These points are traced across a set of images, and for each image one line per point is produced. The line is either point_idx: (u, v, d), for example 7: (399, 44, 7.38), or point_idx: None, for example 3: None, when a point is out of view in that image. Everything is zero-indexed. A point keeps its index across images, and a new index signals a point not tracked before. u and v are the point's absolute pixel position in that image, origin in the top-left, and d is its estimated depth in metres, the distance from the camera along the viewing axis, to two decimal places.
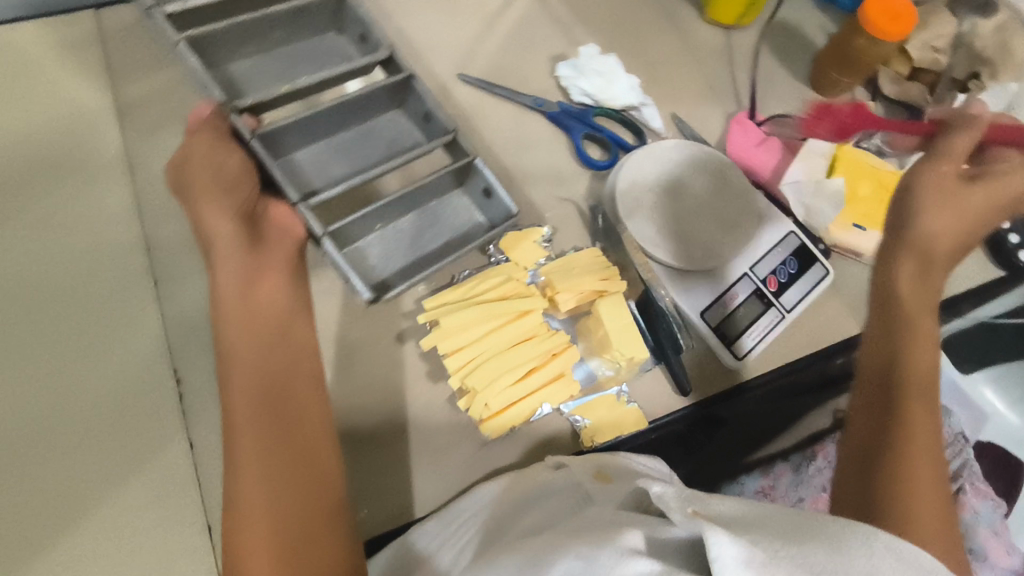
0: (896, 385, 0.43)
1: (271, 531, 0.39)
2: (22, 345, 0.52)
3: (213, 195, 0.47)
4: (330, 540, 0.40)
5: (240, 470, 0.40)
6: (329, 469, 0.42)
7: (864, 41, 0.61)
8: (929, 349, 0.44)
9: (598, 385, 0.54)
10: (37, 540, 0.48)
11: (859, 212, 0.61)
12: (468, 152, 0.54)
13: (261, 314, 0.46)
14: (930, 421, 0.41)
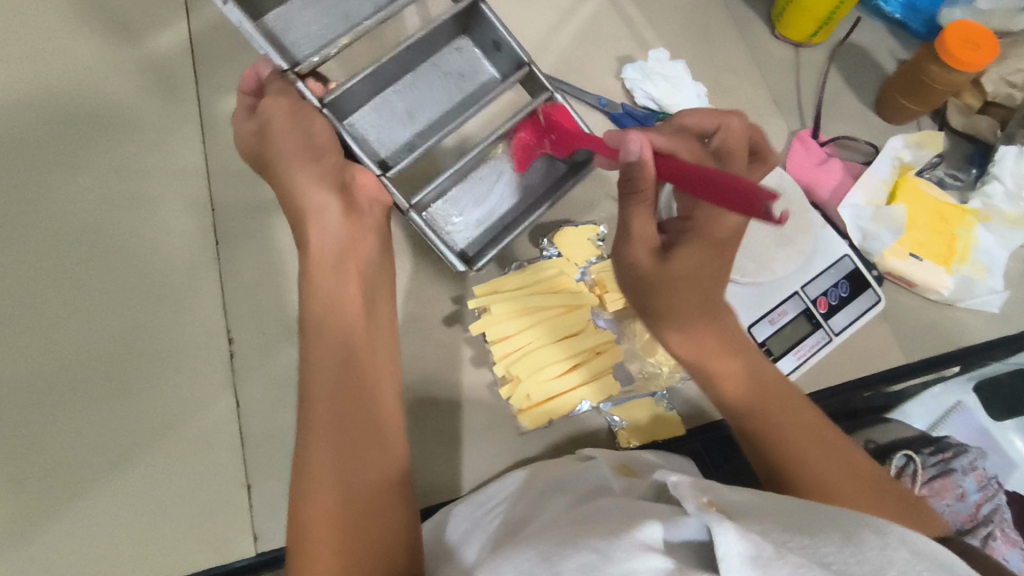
0: (769, 432, 0.43)
1: (342, 487, 0.40)
2: (91, 292, 0.55)
3: (305, 162, 0.47)
4: (397, 512, 0.41)
5: (308, 449, 0.41)
6: (402, 446, 0.44)
7: (935, 67, 0.60)
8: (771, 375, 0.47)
9: (635, 389, 0.54)
10: (88, 479, 0.50)
11: (917, 241, 0.60)
12: (546, 88, 0.52)
13: (346, 285, 0.47)
14: (794, 431, 0.43)
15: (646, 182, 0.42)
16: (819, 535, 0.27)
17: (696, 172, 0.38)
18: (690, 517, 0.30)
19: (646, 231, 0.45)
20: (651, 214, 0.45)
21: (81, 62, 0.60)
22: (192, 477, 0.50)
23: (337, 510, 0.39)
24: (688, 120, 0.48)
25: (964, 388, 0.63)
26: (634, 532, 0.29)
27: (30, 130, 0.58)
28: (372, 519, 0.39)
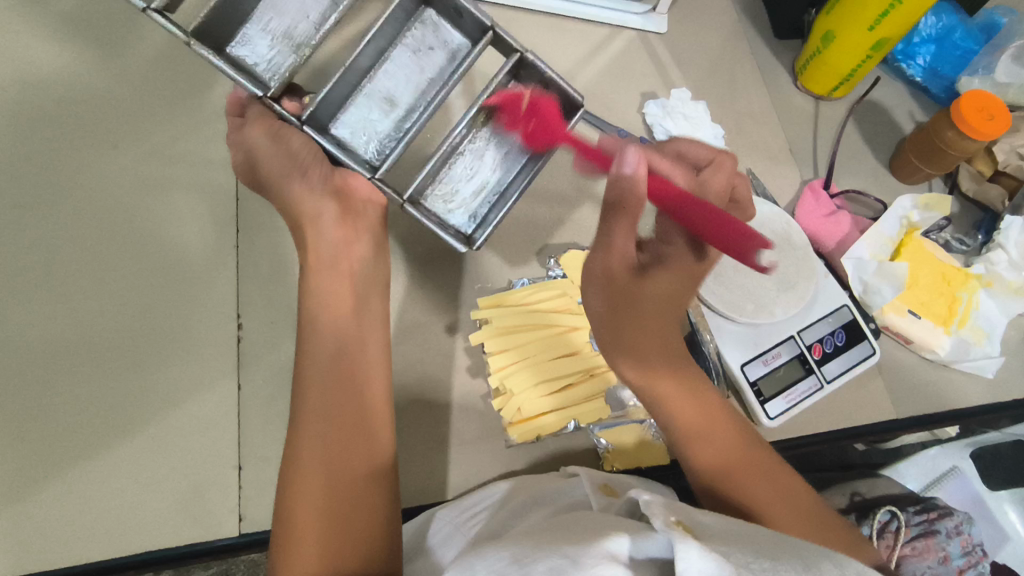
0: (735, 481, 0.44)
1: (329, 483, 0.41)
2: (113, 266, 0.57)
3: (291, 183, 0.47)
4: (378, 508, 0.41)
5: (298, 442, 0.42)
6: (382, 442, 0.44)
7: (951, 133, 0.61)
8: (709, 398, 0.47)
9: (625, 414, 0.55)
10: (87, 444, 0.51)
11: (917, 299, 0.61)
12: (517, 47, 0.46)
13: (338, 288, 0.47)
14: (737, 457, 0.45)
15: (637, 200, 0.43)
16: (779, 559, 0.29)
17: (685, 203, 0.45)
18: (658, 533, 0.31)
19: (612, 254, 0.45)
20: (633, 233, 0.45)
21: (131, 48, 0.63)
22: (187, 453, 0.52)
23: (317, 506, 0.40)
24: (682, 147, 0.52)
25: (960, 454, 0.65)
26: (603, 541, 0.30)
27: (77, 106, 0.61)
28: (352, 513, 0.40)
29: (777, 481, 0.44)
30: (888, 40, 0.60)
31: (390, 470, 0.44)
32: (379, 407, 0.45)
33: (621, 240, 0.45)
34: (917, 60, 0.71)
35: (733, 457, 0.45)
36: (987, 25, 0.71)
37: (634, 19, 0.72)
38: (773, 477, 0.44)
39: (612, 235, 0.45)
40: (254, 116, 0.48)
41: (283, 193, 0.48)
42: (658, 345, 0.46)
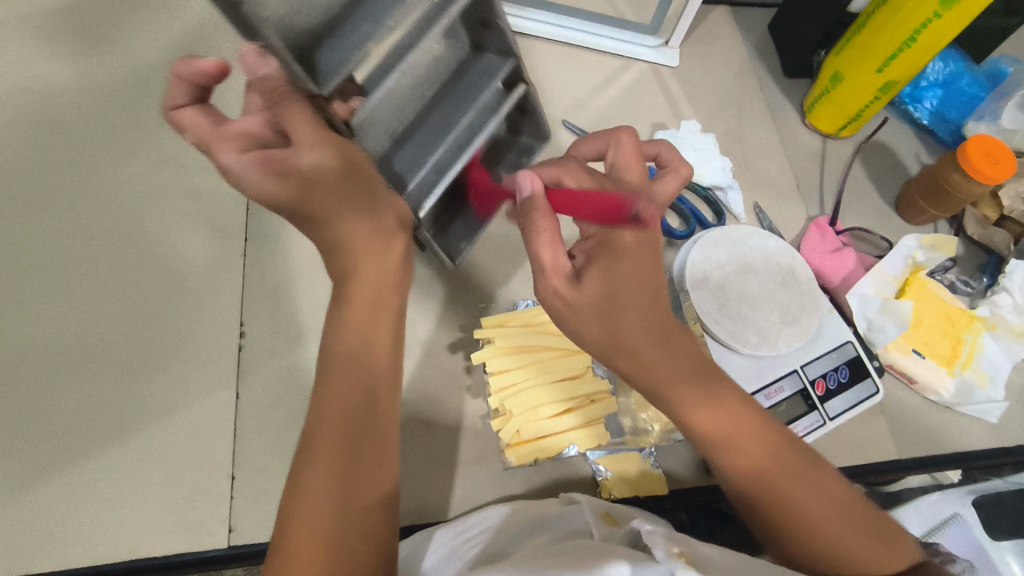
0: (778, 512, 0.40)
1: (334, 516, 0.35)
2: (121, 269, 0.57)
3: (365, 219, 0.41)
4: (383, 542, 0.36)
5: (308, 464, 0.36)
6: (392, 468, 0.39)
7: (957, 176, 0.62)
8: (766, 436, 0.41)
9: (624, 442, 0.54)
10: (81, 445, 0.51)
11: (921, 339, 0.61)
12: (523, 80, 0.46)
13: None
14: (799, 483, 0.40)
15: (540, 212, 0.42)
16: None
17: (576, 201, 0.42)
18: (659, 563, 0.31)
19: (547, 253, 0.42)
20: (560, 244, 0.42)
21: (159, 63, 0.66)
22: (180, 459, 0.51)
23: (320, 544, 0.34)
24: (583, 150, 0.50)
25: (962, 500, 0.57)
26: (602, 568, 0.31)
27: (101, 114, 0.63)
28: (356, 549, 0.35)
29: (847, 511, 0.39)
30: (894, 83, 0.62)
31: (395, 500, 0.39)
32: (391, 424, 0.40)
33: (550, 251, 0.42)
34: (924, 104, 0.72)
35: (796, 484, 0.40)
36: (994, 72, 0.72)
37: (646, 51, 0.73)
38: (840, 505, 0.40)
39: (537, 239, 0.42)
40: (305, 136, 0.37)
41: (343, 233, 0.41)
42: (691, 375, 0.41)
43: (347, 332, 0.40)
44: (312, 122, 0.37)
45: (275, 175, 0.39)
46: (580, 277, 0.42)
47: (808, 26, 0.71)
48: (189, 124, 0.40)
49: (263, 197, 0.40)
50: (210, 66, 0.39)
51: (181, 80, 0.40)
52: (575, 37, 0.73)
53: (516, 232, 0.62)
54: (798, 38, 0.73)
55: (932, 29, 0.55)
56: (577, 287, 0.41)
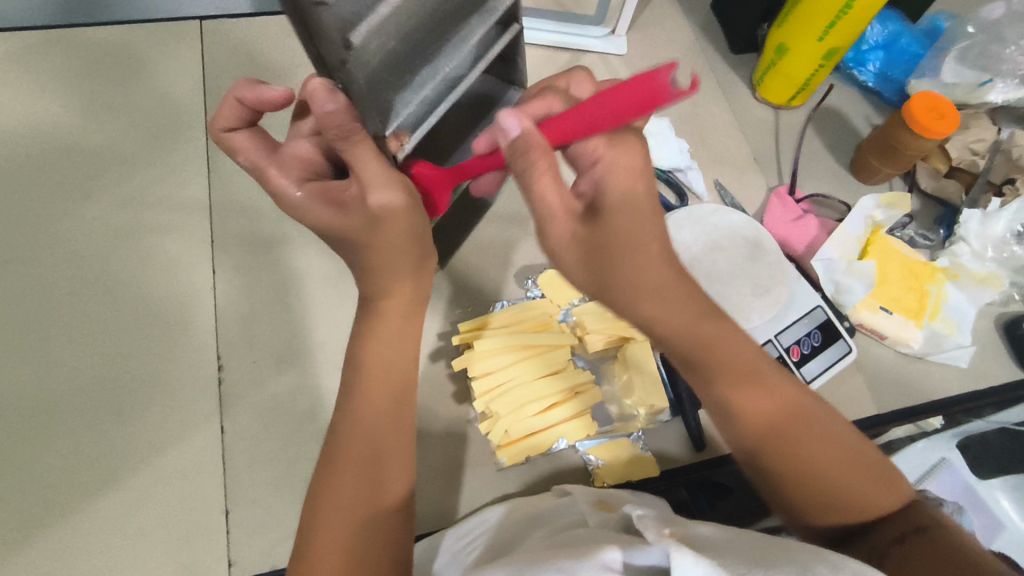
0: (781, 432, 0.39)
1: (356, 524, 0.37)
2: (91, 314, 0.57)
3: (412, 275, 0.41)
4: (400, 544, 0.38)
5: (334, 476, 0.38)
6: (397, 473, 0.40)
7: (905, 133, 0.63)
8: (767, 391, 0.40)
9: (613, 429, 0.55)
10: (69, 497, 0.51)
11: (888, 296, 0.63)
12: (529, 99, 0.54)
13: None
14: (816, 431, 0.40)
15: (538, 151, 0.38)
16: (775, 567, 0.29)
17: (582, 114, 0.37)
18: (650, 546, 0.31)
19: (554, 202, 0.39)
20: (563, 181, 0.39)
21: (107, 101, 0.65)
22: (173, 500, 0.51)
23: (342, 552, 0.36)
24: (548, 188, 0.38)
25: (948, 444, 0.60)
26: (598, 553, 0.31)
27: (54, 160, 0.62)
28: (375, 551, 0.37)
29: (854, 463, 0.39)
30: (838, 49, 0.63)
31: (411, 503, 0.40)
32: (395, 436, 0.40)
33: (549, 178, 0.39)
34: (868, 67, 0.74)
35: (808, 431, 0.39)
36: (930, 30, 0.74)
37: (594, 42, 0.74)
38: (857, 470, 0.39)
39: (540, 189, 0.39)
40: (372, 175, 0.39)
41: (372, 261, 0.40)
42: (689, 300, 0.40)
43: (366, 342, 0.41)
44: (380, 163, 0.39)
45: (335, 206, 0.40)
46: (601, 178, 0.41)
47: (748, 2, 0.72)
48: (242, 146, 0.41)
49: (314, 224, 0.41)
50: (274, 96, 0.39)
51: (241, 105, 0.40)
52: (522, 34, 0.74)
53: (484, 234, 0.62)
54: (741, 14, 0.74)
55: None
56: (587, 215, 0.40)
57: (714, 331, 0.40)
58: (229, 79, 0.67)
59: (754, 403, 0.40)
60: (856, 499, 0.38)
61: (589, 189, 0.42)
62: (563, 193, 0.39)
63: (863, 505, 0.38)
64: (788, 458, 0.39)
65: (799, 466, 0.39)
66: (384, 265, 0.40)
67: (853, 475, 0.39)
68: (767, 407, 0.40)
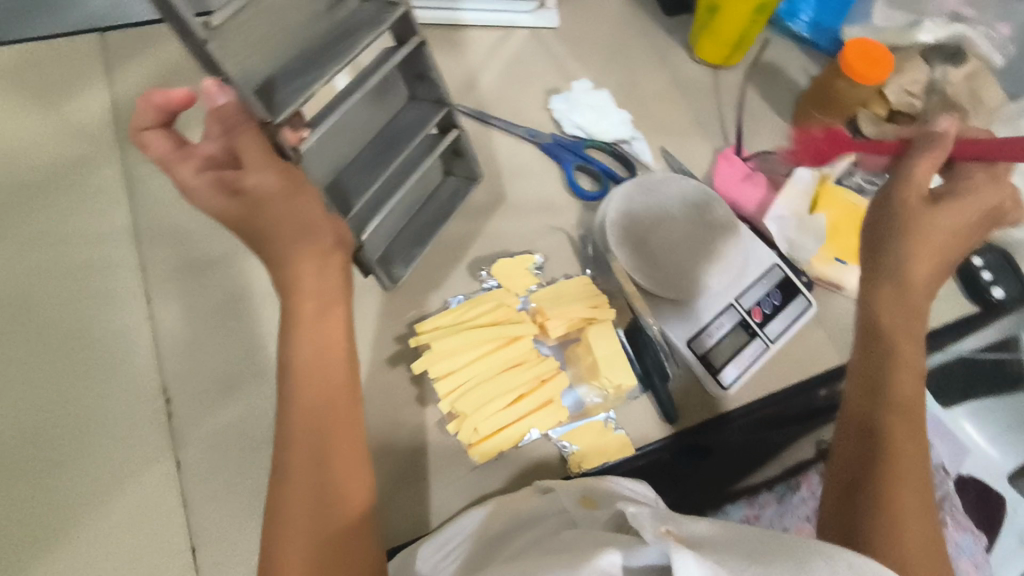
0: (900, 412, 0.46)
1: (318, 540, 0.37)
2: (18, 363, 0.53)
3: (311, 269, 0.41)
4: (367, 552, 0.38)
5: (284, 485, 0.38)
6: (355, 482, 0.39)
7: (844, 83, 0.63)
8: (914, 382, 0.47)
9: (585, 412, 0.54)
10: (19, 558, 0.48)
11: (843, 247, 0.63)
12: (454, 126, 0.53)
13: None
14: (910, 443, 0.45)
15: None
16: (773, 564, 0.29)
17: None
18: (650, 544, 0.32)
19: None
20: None
21: (8, 130, 0.60)
22: (132, 545, 0.49)
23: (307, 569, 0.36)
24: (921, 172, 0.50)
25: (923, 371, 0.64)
26: (595, 558, 0.30)
27: None
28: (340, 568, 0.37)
29: (914, 497, 0.43)
30: (769, 4, 0.63)
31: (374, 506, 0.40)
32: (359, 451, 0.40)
33: None
34: (801, 19, 0.74)
35: (907, 441, 0.45)
36: None
37: (523, 18, 0.72)
38: (874, 487, 0.43)
39: None
40: (253, 160, 0.38)
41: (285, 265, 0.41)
42: (910, 327, 0.49)
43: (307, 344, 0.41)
44: (262, 147, 0.38)
45: (226, 194, 0.39)
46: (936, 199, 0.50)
47: None
48: (155, 146, 0.40)
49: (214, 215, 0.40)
50: (179, 95, 0.39)
51: (148, 105, 0.39)
52: (447, 16, 0.71)
53: None
54: None
55: None
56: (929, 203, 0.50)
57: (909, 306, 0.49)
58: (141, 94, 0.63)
59: (871, 402, 0.47)
60: (885, 517, 0.41)
61: None
62: None
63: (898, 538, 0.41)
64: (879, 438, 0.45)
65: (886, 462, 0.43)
66: (290, 251, 0.41)
67: (916, 517, 0.42)
68: (903, 386, 0.47)
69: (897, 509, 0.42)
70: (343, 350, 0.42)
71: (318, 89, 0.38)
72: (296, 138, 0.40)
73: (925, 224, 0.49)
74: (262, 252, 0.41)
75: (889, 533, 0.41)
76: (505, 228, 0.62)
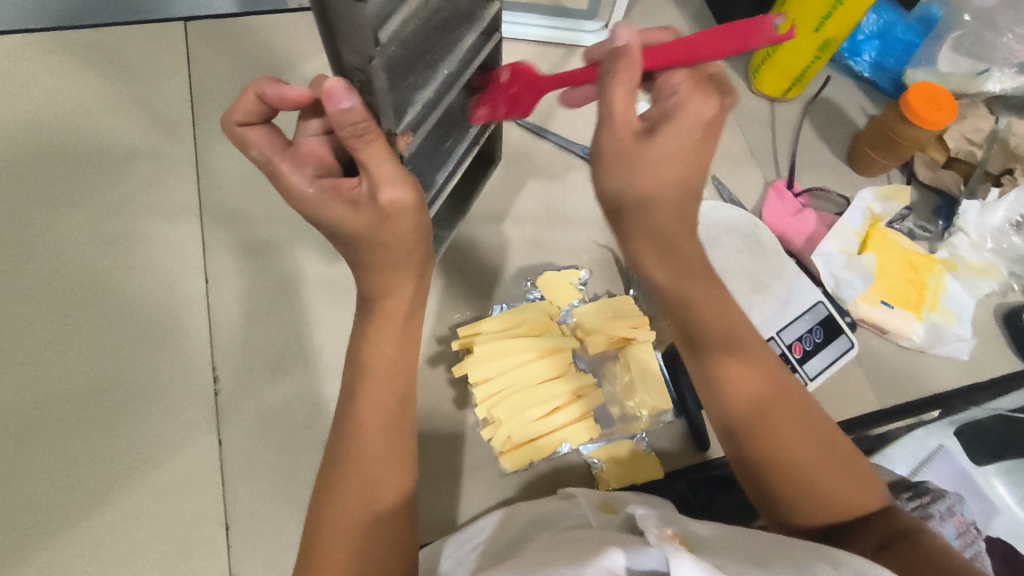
0: (742, 414, 0.41)
1: (360, 527, 0.37)
2: (80, 330, 0.55)
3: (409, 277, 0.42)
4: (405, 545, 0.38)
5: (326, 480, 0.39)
6: (395, 480, 0.39)
7: (903, 125, 0.63)
8: (737, 361, 0.42)
9: (615, 431, 0.55)
10: (65, 516, 0.50)
11: (889, 290, 0.62)
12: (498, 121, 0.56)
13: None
14: (796, 413, 0.41)
15: (629, 65, 0.37)
16: (775, 568, 0.30)
17: (692, 48, 0.39)
18: (652, 548, 0.32)
19: (618, 102, 0.38)
20: (636, 95, 0.38)
21: (90, 107, 0.63)
22: (170, 515, 0.50)
23: (345, 552, 0.36)
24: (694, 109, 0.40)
25: (944, 431, 0.61)
26: (601, 558, 0.31)
27: (38, 170, 0.60)
28: (382, 554, 0.37)
29: (824, 457, 0.39)
30: (833, 41, 0.63)
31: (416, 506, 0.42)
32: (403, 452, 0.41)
33: (622, 94, 0.38)
34: (863, 57, 0.73)
35: (785, 416, 0.40)
36: (925, 17, 0.73)
37: (586, 37, 0.73)
38: (775, 462, 0.39)
39: (612, 95, 0.38)
40: (385, 175, 0.38)
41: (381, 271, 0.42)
42: (706, 297, 0.43)
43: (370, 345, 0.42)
44: (392, 161, 0.38)
45: (348, 204, 0.39)
46: (653, 129, 0.40)
47: None
48: (255, 141, 0.40)
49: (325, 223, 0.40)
50: (298, 95, 0.38)
51: (260, 97, 0.39)
52: (512, 29, 0.72)
53: (480, 236, 0.62)
54: (734, 5, 0.73)
55: None
56: (649, 137, 0.39)
57: (701, 289, 0.43)
58: (215, 81, 0.65)
59: (703, 364, 0.43)
60: (800, 474, 0.39)
61: (656, 116, 0.41)
62: (630, 109, 0.38)
63: (817, 493, 0.38)
64: (756, 416, 0.41)
65: (775, 436, 0.40)
66: (395, 257, 0.41)
67: (833, 469, 0.39)
68: (729, 377, 0.42)
69: (798, 477, 0.39)
70: (399, 353, 0.42)
71: (430, 91, 0.40)
72: (403, 142, 0.40)
73: (661, 164, 0.40)
74: (363, 257, 0.41)
75: (808, 503, 0.38)
76: (553, 240, 0.62)
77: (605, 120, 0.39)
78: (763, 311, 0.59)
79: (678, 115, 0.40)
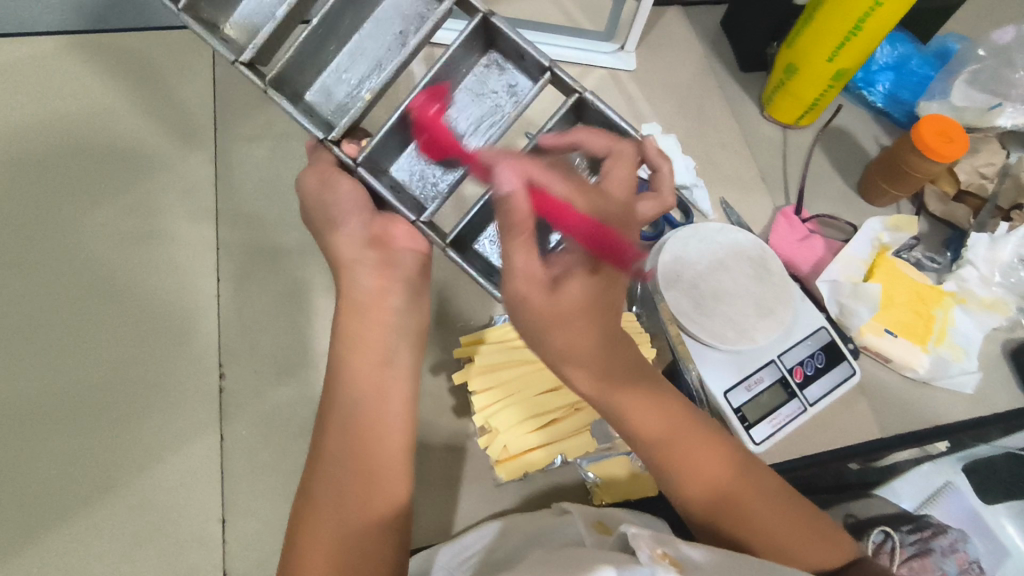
0: (708, 495, 0.44)
1: (354, 527, 0.41)
2: (94, 323, 0.57)
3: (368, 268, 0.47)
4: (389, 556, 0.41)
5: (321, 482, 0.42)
6: (388, 490, 0.43)
7: (914, 157, 0.63)
8: (694, 441, 0.45)
9: (612, 448, 0.54)
10: (68, 504, 0.51)
11: (896, 320, 0.62)
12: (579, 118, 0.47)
13: (361, 335, 0.46)
14: (757, 482, 0.45)
15: (521, 221, 0.39)
16: None
17: (564, 212, 0.41)
18: (643, 566, 0.33)
19: (530, 267, 0.39)
20: (536, 252, 0.39)
21: (119, 107, 0.65)
22: (170, 508, 0.51)
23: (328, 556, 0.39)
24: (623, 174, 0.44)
25: (953, 468, 0.63)
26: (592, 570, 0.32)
27: (65, 166, 0.62)
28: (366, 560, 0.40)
29: (787, 516, 0.43)
30: (846, 71, 0.63)
31: (409, 513, 0.44)
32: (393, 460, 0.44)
33: (523, 258, 0.39)
34: (878, 87, 0.73)
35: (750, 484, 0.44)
36: (941, 51, 0.74)
37: (603, 58, 0.75)
38: (745, 533, 0.43)
39: (511, 249, 0.39)
40: (318, 164, 0.47)
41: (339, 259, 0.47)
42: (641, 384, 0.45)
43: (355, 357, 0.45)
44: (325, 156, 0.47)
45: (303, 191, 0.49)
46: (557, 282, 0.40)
47: (759, 21, 0.72)
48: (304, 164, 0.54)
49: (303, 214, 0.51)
50: None
51: None
52: None
53: None
54: (750, 32, 0.74)
55: (874, 17, 0.57)
56: (555, 294, 0.40)
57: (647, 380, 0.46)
58: (241, 88, 0.67)
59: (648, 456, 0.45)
60: (767, 540, 0.42)
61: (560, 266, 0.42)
62: (534, 270, 0.39)
63: (793, 552, 0.42)
64: (716, 499, 0.44)
65: (742, 511, 0.43)
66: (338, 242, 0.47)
67: (796, 526, 0.43)
68: (685, 463, 0.44)
69: (766, 537, 0.43)
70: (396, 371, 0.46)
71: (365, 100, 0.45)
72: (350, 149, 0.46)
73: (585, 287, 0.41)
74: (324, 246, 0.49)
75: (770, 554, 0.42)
76: None
77: (514, 296, 0.40)
78: (766, 334, 0.58)
79: (575, 272, 0.41)
